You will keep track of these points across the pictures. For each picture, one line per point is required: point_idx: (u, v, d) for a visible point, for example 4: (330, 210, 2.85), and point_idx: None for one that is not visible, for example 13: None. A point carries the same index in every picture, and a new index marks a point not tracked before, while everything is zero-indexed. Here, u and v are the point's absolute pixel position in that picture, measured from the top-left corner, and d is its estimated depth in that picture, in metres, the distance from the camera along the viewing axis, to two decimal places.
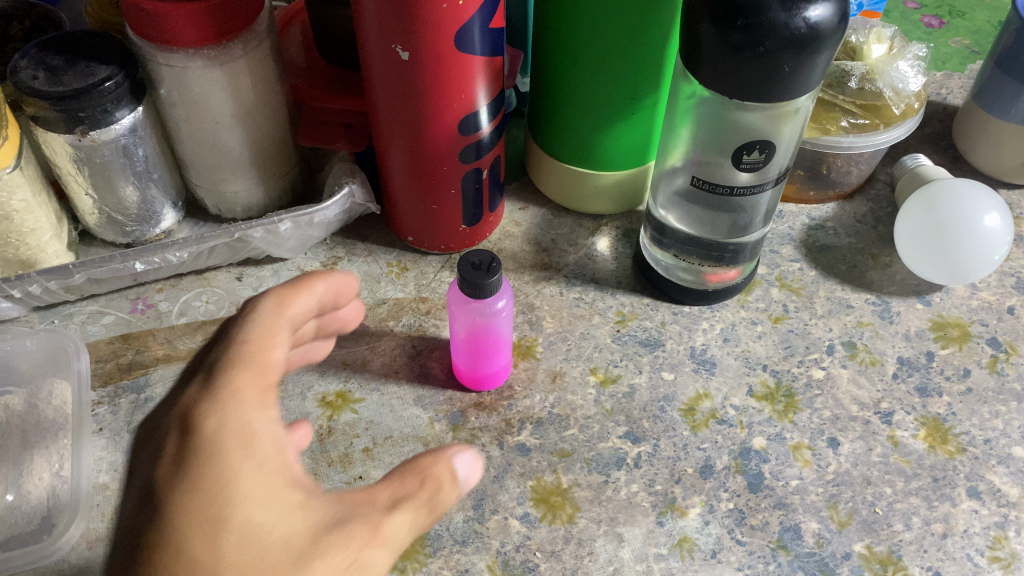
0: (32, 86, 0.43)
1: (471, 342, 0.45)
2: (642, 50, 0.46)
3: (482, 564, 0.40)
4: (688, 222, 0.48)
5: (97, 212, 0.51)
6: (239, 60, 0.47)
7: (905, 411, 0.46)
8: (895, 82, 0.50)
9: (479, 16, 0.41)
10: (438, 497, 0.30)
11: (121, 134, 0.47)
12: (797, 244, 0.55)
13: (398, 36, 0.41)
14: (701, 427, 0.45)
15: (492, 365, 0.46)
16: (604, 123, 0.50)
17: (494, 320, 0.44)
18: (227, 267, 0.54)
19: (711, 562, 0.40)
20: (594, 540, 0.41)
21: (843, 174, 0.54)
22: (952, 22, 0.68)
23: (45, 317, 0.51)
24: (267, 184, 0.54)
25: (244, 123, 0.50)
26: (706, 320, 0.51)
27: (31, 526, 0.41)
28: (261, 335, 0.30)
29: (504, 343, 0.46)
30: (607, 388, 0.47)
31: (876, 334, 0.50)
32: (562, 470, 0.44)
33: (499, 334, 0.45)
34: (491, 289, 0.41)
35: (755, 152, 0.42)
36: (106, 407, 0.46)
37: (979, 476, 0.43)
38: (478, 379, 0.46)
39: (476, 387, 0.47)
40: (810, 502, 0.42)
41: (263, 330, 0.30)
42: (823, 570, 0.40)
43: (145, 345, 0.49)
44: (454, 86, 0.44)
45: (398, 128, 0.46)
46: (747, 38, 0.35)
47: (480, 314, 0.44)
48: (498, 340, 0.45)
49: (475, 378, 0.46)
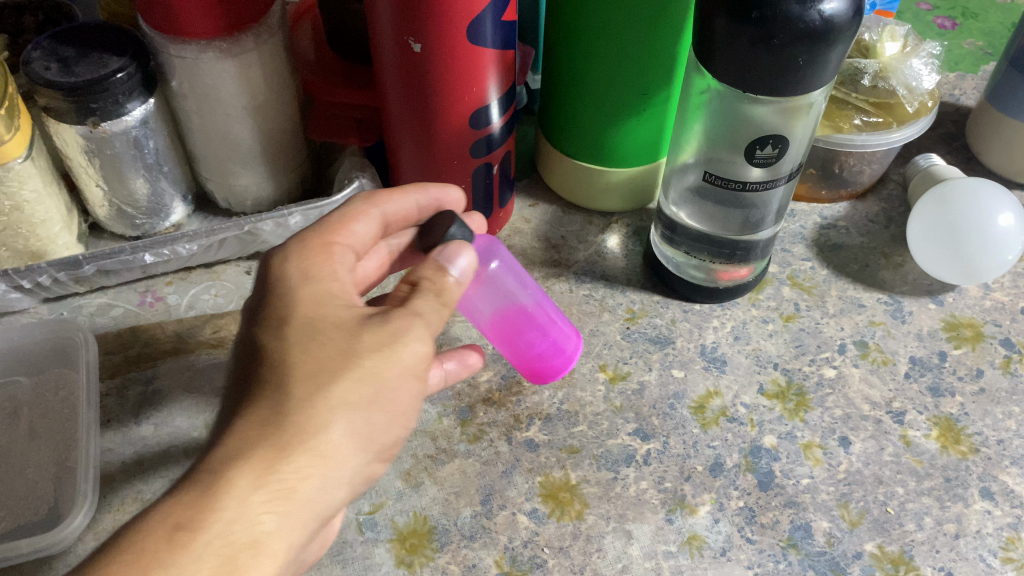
0: (46, 76, 0.44)
1: (506, 331, 0.43)
2: (656, 45, 0.46)
3: (489, 559, 0.40)
4: (699, 220, 0.47)
5: (107, 204, 0.51)
6: (251, 52, 0.47)
7: (917, 410, 0.46)
8: (909, 80, 0.50)
9: (491, 9, 0.41)
10: (448, 290, 0.36)
11: (133, 126, 0.47)
12: (808, 243, 0.54)
13: (410, 28, 0.41)
14: (711, 425, 0.45)
15: (546, 346, 0.44)
16: (615, 119, 0.50)
17: (511, 293, 0.43)
18: (236, 261, 0.54)
19: (720, 559, 0.40)
20: (603, 537, 0.41)
21: (856, 174, 0.54)
22: (966, 24, 0.68)
23: (54, 309, 0.51)
24: (277, 178, 0.54)
25: (256, 117, 0.50)
26: (716, 318, 0.50)
27: (38, 517, 0.41)
28: (346, 213, 0.39)
29: (543, 317, 0.44)
30: (616, 385, 0.47)
31: (888, 334, 0.49)
32: (570, 466, 0.43)
33: (529, 308, 0.43)
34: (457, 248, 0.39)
35: (767, 147, 0.42)
36: (114, 398, 0.46)
37: (992, 477, 0.43)
38: (541, 370, 0.45)
39: (542, 380, 0.45)
40: (821, 501, 0.42)
41: (350, 212, 0.39)
42: (834, 569, 0.40)
43: (153, 337, 0.49)
44: (465, 79, 0.44)
45: (409, 121, 0.46)
46: (760, 32, 0.35)
47: (490, 291, 0.42)
48: (534, 316, 0.44)
49: (541, 370, 0.45)
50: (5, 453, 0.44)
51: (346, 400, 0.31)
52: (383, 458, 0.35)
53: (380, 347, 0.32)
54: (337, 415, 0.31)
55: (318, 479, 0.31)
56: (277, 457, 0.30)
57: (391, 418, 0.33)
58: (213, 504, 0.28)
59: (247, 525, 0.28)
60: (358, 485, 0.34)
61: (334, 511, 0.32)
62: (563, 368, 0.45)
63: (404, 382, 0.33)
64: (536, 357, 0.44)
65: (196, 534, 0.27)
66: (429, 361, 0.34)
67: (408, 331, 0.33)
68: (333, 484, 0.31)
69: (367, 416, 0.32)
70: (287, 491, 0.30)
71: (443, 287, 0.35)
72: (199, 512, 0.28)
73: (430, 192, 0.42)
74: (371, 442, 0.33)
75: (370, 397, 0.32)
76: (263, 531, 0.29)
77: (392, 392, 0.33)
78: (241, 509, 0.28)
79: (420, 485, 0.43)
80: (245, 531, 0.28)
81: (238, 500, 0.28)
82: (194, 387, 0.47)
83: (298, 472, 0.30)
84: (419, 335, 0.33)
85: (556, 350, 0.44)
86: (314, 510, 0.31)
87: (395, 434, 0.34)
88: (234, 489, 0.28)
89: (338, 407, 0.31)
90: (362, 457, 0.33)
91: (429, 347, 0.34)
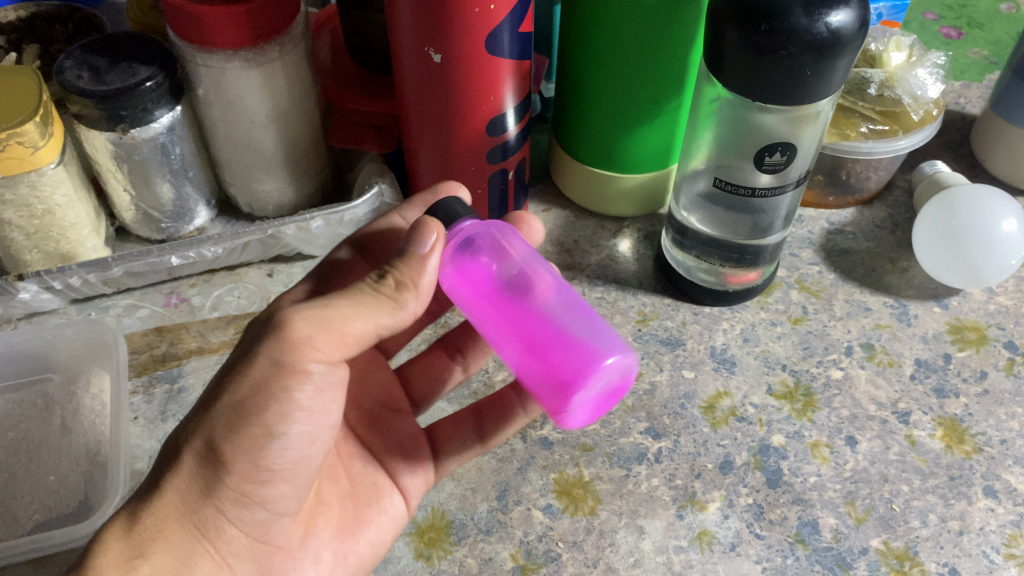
0: (78, 85, 0.45)
1: (516, 323, 0.37)
2: (666, 56, 0.47)
3: (505, 553, 0.41)
4: (709, 224, 0.49)
5: (134, 208, 0.53)
6: (275, 62, 0.48)
7: (922, 411, 0.47)
8: (914, 89, 0.51)
9: (509, 20, 0.43)
10: (407, 269, 0.36)
11: (160, 133, 0.49)
12: (815, 248, 0.56)
13: (430, 39, 0.42)
14: (721, 424, 0.46)
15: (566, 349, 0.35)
16: (628, 125, 0.51)
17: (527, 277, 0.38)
18: (258, 264, 0.55)
19: (730, 554, 0.41)
20: (615, 532, 0.42)
21: (862, 180, 0.55)
22: (971, 33, 0.69)
23: (82, 309, 0.53)
24: (298, 184, 0.55)
25: (279, 124, 0.51)
26: (726, 321, 0.52)
27: (70, 509, 0.43)
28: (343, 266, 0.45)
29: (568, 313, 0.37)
30: (628, 385, 0.48)
31: (894, 336, 0.51)
32: (584, 464, 0.45)
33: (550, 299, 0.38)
34: (460, 223, 0.38)
35: (776, 153, 0.43)
36: (142, 396, 0.48)
37: (995, 476, 0.44)
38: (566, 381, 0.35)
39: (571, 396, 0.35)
40: (828, 498, 0.43)
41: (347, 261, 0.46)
42: (840, 564, 0.41)
43: (178, 338, 0.51)
44: (483, 87, 0.45)
45: (428, 128, 0.48)
46: (768, 42, 0.37)
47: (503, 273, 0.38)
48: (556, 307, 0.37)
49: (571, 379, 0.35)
50: (38, 448, 0.45)
51: (196, 432, 0.33)
52: (270, 477, 0.34)
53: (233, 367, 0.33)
54: (188, 453, 0.33)
55: (182, 513, 0.33)
56: (142, 505, 0.33)
57: (255, 437, 0.33)
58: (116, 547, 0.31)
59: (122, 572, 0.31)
60: (244, 509, 0.34)
61: (216, 536, 0.34)
62: (603, 378, 0.35)
63: (257, 397, 0.33)
64: (551, 361, 0.35)
65: None
66: (307, 355, 0.33)
67: (258, 340, 0.33)
68: (200, 515, 0.33)
69: (213, 439, 0.33)
70: (155, 532, 0.32)
71: (398, 269, 0.36)
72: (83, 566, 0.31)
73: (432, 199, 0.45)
74: (225, 466, 0.33)
75: (217, 422, 0.33)
76: None
77: (246, 406, 0.33)
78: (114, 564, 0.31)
79: (438, 481, 0.44)
80: None
81: (110, 553, 0.31)
82: None
83: (161, 515, 0.32)
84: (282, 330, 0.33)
85: (582, 357, 0.35)
86: (190, 541, 0.33)
87: (271, 449, 0.33)
88: (106, 544, 0.31)
89: (188, 444, 0.33)
90: (224, 483, 0.33)
91: (304, 336, 0.33)
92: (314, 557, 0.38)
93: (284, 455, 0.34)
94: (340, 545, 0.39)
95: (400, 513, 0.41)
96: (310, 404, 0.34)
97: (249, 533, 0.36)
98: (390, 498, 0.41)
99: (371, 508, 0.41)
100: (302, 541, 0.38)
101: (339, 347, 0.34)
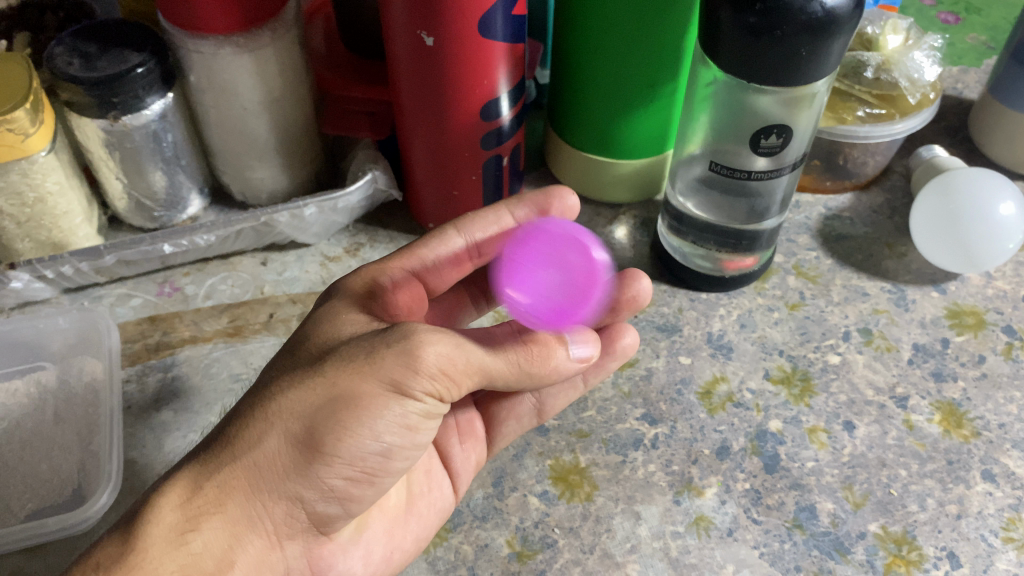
0: (68, 71, 0.44)
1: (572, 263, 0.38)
2: (662, 40, 0.46)
3: (501, 539, 0.41)
4: (705, 209, 0.48)
5: (127, 197, 0.53)
6: (268, 47, 0.48)
7: (920, 395, 0.47)
8: (911, 72, 0.50)
9: (502, 3, 0.42)
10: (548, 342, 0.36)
11: (152, 120, 0.49)
12: (813, 234, 0.55)
13: (423, 22, 0.42)
14: (718, 410, 0.46)
15: None
16: (623, 111, 0.51)
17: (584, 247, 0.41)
18: (252, 252, 0.55)
19: (727, 539, 0.41)
20: (611, 517, 0.42)
21: (859, 165, 0.55)
22: (969, 18, 0.69)
23: (75, 299, 0.52)
24: (292, 171, 0.55)
25: (271, 111, 0.51)
26: (723, 307, 0.51)
27: (63, 497, 0.43)
28: (432, 246, 0.42)
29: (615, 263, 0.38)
30: (625, 371, 0.48)
31: (891, 321, 0.50)
32: (580, 450, 0.44)
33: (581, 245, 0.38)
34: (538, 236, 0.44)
35: (772, 136, 0.43)
36: (135, 384, 0.48)
37: (994, 459, 0.44)
38: None
39: None
40: (826, 483, 0.43)
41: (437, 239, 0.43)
42: (838, 549, 0.41)
43: (172, 326, 0.51)
44: (476, 71, 0.45)
45: (422, 114, 0.47)
46: (763, 22, 0.36)
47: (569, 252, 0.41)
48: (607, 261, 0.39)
49: None
50: (31, 437, 0.45)
51: (291, 415, 0.32)
52: (357, 477, 0.34)
53: (350, 363, 0.32)
54: (272, 429, 0.32)
55: (246, 490, 0.33)
56: (206, 473, 0.33)
57: (358, 439, 0.33)
58: (146, 521, 0.31)
59: (171, 546, 0.31)
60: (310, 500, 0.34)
61: (276, 519, 0.34)
62: None
63: (369, 402, 0.32)
64: None
65: (135, 553, 0.31)
66: (422, 388, 0.32)
67: (385, 348, 0.32)
68: (267, 495, 0.33)
69: (314, 430, 0.32)
70: (213, 506, 0.32)
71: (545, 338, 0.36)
72: (133, 539, 0.31)
73: (528, 203, 0.44)
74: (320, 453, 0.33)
75: (319, 409, 0.32)
76: (189, 552, 0.31)
77: (353, 404, 0.32)
78: (177, 536, 0.31)
79: None
80: (173, 555, 0.31)
81: (163, 523, 0.31)
82: (213, 374, 0.48)
83: (226, 487, 0.32)
84: (412, 352, 0.32)
85: None
86: (248, 516, 0.33)
87: (368, 454, 0.34)
88: (165, 503, 0.32)
89: (276, 419, 0.32)
90: (306, 471, 0.33)
91: (433, 370, 0.32)
92: (365, 550, 0.38)
93: (374, 461, 0.34)
94: (392, 537, 0.39)
95: (445, 504, 0.41)
96: (413, 423, 0.34)
97: (312, 521, 0.35)
98: (440, 485, 0.41)
99: (425, 498, 0.41)
100: (355, 534, 0.38)
101: (459, 387, 0.34)
